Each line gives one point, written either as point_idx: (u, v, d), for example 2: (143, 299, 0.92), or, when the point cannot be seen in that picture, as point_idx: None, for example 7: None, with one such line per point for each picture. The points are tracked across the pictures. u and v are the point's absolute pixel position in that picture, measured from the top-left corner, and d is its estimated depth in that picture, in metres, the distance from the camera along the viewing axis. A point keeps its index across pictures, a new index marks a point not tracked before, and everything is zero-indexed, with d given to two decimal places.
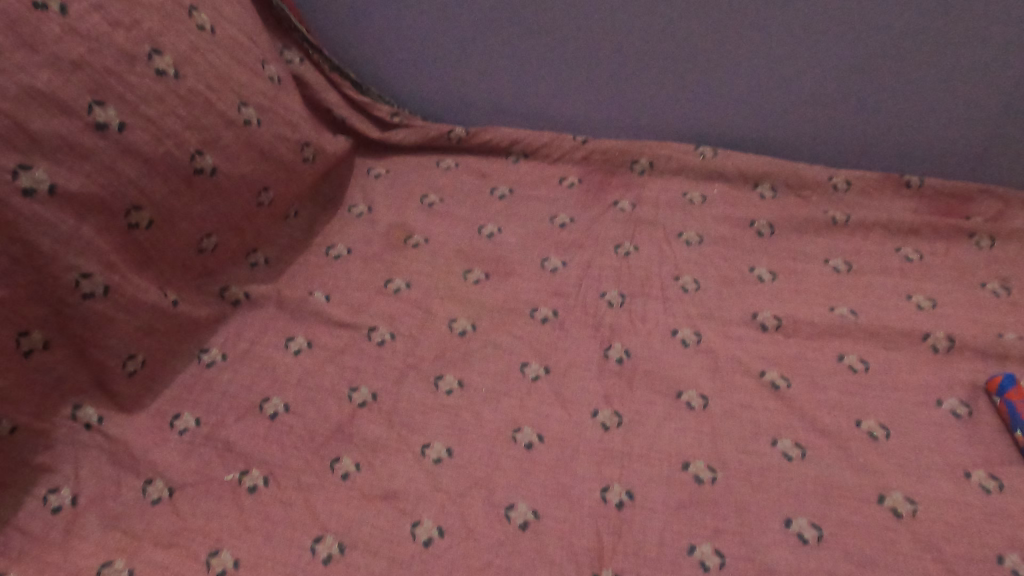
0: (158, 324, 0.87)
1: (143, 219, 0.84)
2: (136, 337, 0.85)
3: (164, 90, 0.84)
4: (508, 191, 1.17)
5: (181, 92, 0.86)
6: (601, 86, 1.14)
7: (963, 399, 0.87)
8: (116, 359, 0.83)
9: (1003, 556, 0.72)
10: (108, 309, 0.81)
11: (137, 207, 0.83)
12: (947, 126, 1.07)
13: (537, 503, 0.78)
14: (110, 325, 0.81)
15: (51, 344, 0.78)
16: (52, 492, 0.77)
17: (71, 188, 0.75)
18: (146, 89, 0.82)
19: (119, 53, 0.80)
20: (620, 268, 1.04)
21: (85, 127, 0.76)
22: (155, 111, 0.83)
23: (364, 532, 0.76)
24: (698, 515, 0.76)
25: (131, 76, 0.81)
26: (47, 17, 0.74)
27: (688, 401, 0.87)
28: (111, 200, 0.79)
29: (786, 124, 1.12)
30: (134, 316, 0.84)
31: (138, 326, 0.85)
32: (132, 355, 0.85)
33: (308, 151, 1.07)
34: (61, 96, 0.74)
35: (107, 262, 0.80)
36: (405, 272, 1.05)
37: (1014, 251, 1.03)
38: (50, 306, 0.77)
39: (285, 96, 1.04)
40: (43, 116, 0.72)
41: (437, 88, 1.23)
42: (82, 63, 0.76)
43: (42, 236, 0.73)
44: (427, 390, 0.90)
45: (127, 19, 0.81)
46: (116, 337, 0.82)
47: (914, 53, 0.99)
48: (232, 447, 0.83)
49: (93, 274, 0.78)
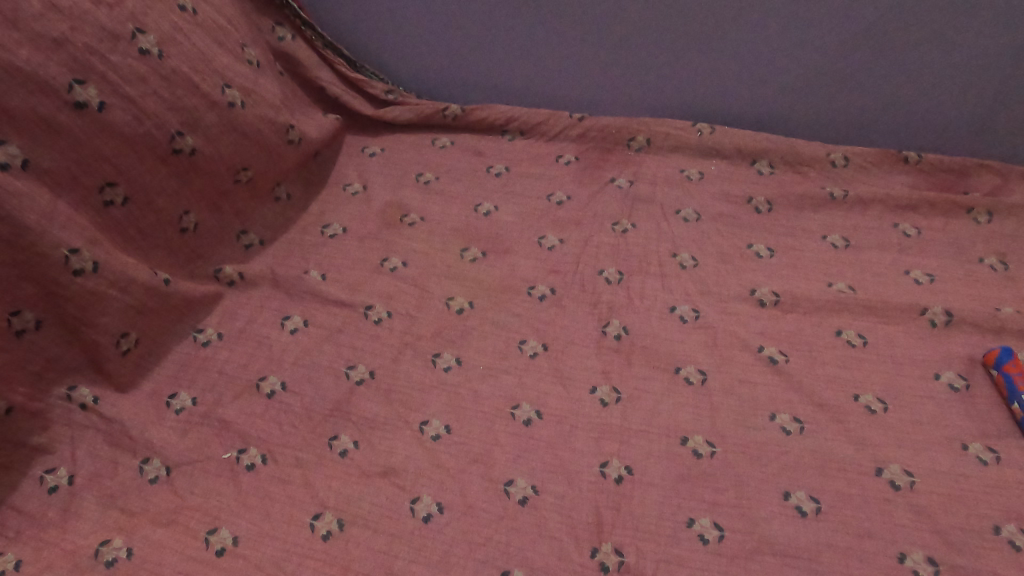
0: (150, 304, 0.86)
1: (117, 196, 0.84)
2: (129, 316, 0.84)
3: (147, 70, 0.83)
4: (504, 169, 1.16)
5: (164, 72, 0.85)
6: (597, 62, 1.12)
7: (960, 372, 0.87)
8: (109, 338, 0.82)
9: (1000, 527, 0.73)
10: (99, 287, 0.79)
11: (111, 184, 0.82)
12: (949, 99, 1.06)
13: (536, 478, 0.78)
14: (102, 303, 0.80)
15: (43, 323, 0.77)
16: (48, 472, 0.77)
17: (45, 163, 0.75)
18: (128, 68, 0.81)
19: (102, 32, 0.79)
20: (617, 245, 1.03)
21: (64, 106, 0.76)
22: (136, 91, 0.82)
23: (363, 509, 0.76)
24: (697, 490, 0.77)
25: (113, 55, 0.80)
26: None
27: (686, 376, 0.87)
28: (86, 176, 0.79)
29: (783, 99, 1.11)
30: (126, 295, 0.83)
31: (130, 305, 0.83)
32: (125, 333, 0.84)
33: (293, 134, 1.06)
34: (41, 73, 0.73)
35: (90, 237, 0.78)
36: (401, 251, 1.04)
37: (1012, 226, 1.02)
38: (40, 286, 0.75)
39: (267, 77, 1.03)
40: (21, 95, 0.72)
41: (431, 64, 1.21)
42: (63, 41, 0.75)
43: (27, 212, 0.72)
44: (425, 368, 0.89)
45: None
46: (109, 315, 0.81)
47: (914, 27, 0.97)
48: (229, 426, 0.83)
49: (80, 249, 0.77)
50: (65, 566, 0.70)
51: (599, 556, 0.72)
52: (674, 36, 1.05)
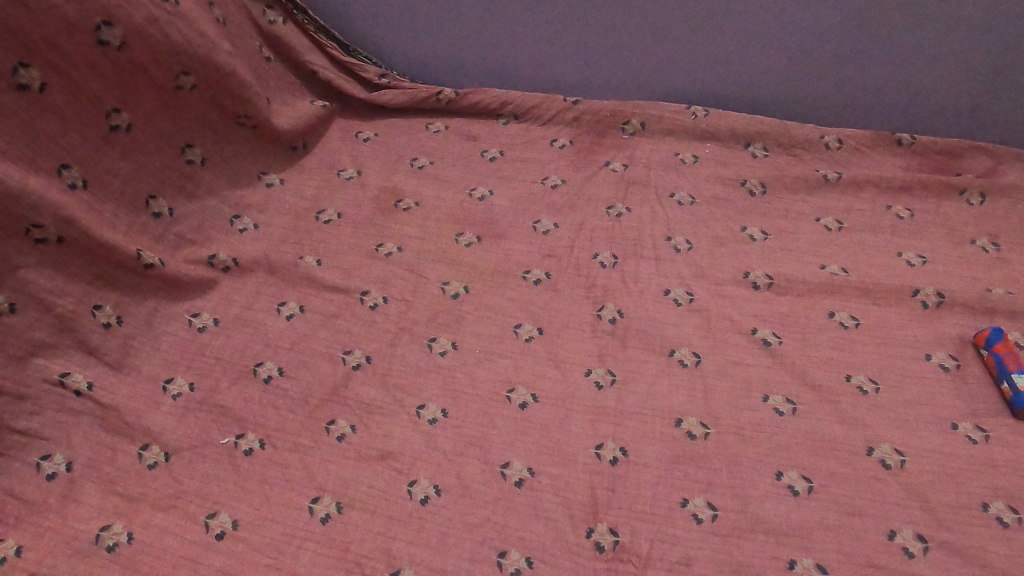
0: (124, 278, 0.87)
1: (76, 176, 0.83)
2: (96, 287, 0.85)
3: (100, 58, 0.83)
4: (499, 153, 1.16)
5: (118, 61, 0.85)
6: (590, 48, 1.12)
7: (951, 352, 0.88)
8: (84, 309, 0.83)
9: (988, 504, 0.74)
10: (62, 256, 0.80)
11: (66, 166, 0.82)
12: (944, 79, 1.05)
13: (533, 461, 0.79)
14: (67, 272, 0.81)
15: (17, 306, 0.77)
16: (45, 459, 0.77)
17: (0, 145, 0.74)
18: (80, 56, 0.81)
19: (62, 25, 0.78)
20: (612, 228, 1.04)
21: (10, 88, 0.75)
22: (80, 76, 0.82)
23: (361, 492, 0.77)
24: (690, 470, 0.78)
25: (66, 45, 0.79)
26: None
27: (681, 358, 0.88)
28: (41, 156, 0.79)
29: (777, 83, 1.12)
30: (91, 264, 0.84)
31: (96, 275, 0.84)
32: (99, 305, 0.85)
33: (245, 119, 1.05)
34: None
35: (61, 216, 0.78)
36: (396, 236, 1.04)
37: (1004, 208, 1.03)
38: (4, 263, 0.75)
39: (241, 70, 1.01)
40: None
41: (424, 50, 1.21)
42: (17, 31, 0.74)
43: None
44: (421, 352, 0.90)
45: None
46: (79, 285, 0.83)
47: (905, 11, 0.97)
48: (227, 412, 0.83)
49: (44, 224, 0.77)
50: (66, 552, 0.70)
51: (595, 536, 0.73)
52: (666, 20, 1.05)
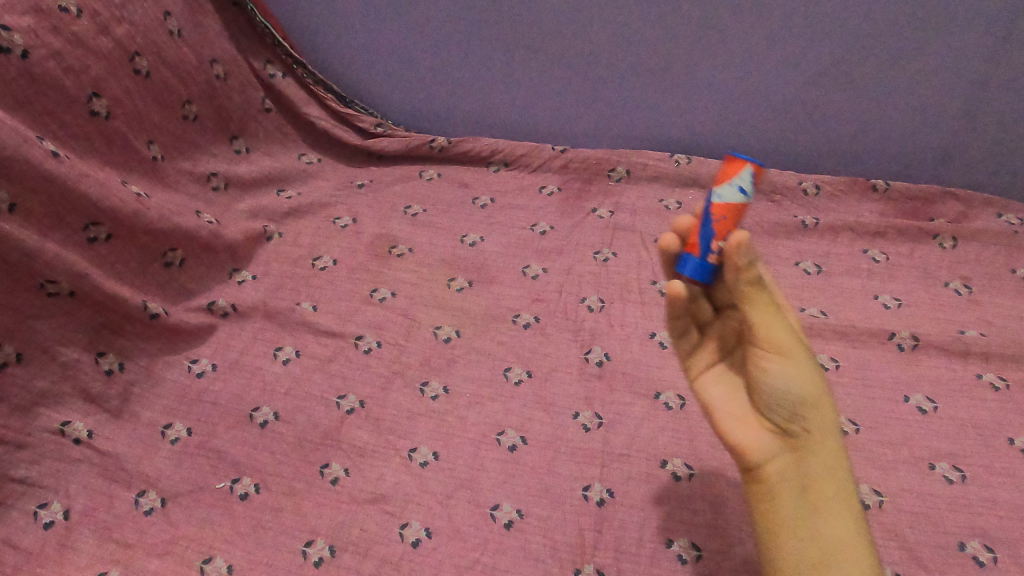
0: (129, 327, 0.90)
1: (101, 233, 0.87)
2: (104, 334, 0.88)
3: (94, 130, 0.87)
4: (490, 200, 1.20)
5: (109, 133, 0.89)
6: (576, 98, 1.17)
7: (929, 395, 0.90)
8: (90, 358, 0.86)
9: (964, 543, 0.76)
10: (71, 309, 0.84)
11: (96, 223, 0.85)
12: (915, 130, 1.10)
13: (521, 503, 0.81)
14: (73, 323, 0.84)
15: (24, 356, 0.79)
16: (41, 507, 0.78)
17: (30, 206, 0.78)
18: (79, 128, 0.85)
19: (62, 96, 0.83)
20: (599, 272, 1.07)
21: (48, 155, 0.78)
22: (82, 150, 0.86)
23: (354, 536, 0.78)
24: (674, 511, 0.79)
25: (67, 116, 0.84)
26: (8, 59, 0.76)
27: (666, 401, 0.90)
28: (72, 216, 0.83)
29: (756, 133, 1.16)
30: (102, 315, 0.87)
31: (106, 324, 0.88)
32: (103, 353, 0.88)
33: (216, 181, 1.10)
34: (24, 130, 0.76)
35: (75, 270, 0.81)
36: (389, 281, 1.07)
37: (976, 251, 1.07)
38: (13, 314, 0.77)
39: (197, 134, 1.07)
40: (17, 141, 0.75)
41: (419, 100, 1.26)
42: (27, 103, 0.79)
43: (10, 249, 0.75)
44: (413, 396, 0.92)
45: (77, 64, 0.84)
46: (84, 336, 0.86)
47: (875, 64, 1.02)
48: (224, 456, 0.85)
49: (58, 280, 0.81)
50: None
51: None
52: (647, 73, 1.10)
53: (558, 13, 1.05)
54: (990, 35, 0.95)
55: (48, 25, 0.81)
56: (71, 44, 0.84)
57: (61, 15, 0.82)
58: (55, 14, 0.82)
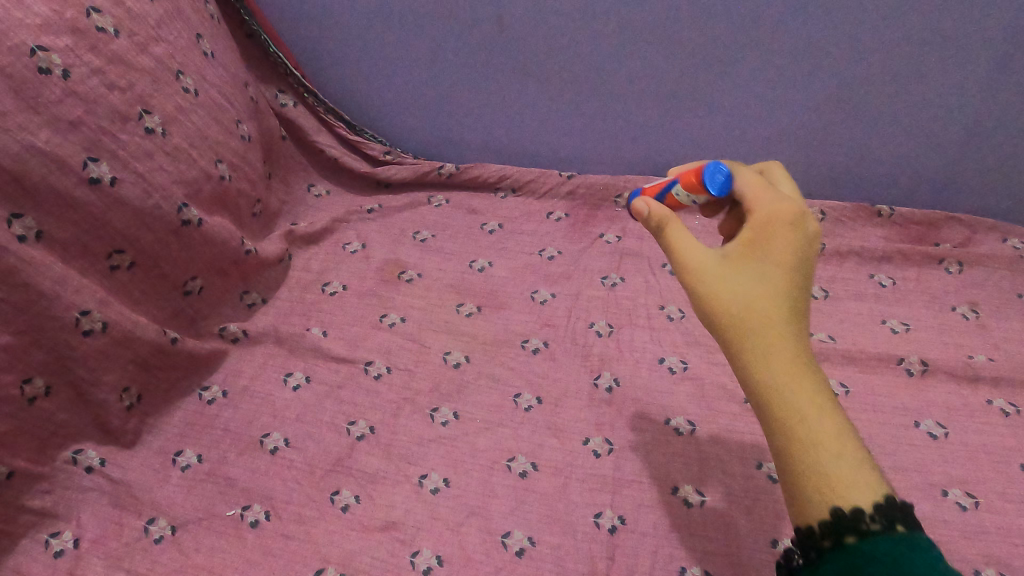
0: (151, 360, 0.89)
1: (124, 261, 0.86)
2: (129, 370, 0.87)
3: (153, 147, 0.87)
4: (498, 226, 1.22)
5: (168, 149, 0.90)
6: (590, 123, 1.18)
7: (939, 420, 0.90)
8: (115, 395, 0.85)
9: (979, 571, 0.76)
10: (105, 345, 0.82)
11: (119, 250, 0.85)
12: (923, 154, 1.11)
13: (533, 530, 0.81)
14: (105, 359, 0.83)
15: (51, 390, 0.79)
16: (53, 536, 0.78)
17: (51, 232, 0.77)
18: (136, 146, 0.85)
19: (113, 114, 0.82)
20: (607, 298, 1.08)
21: (80, 182, 0.78)
22: (145, 167, 0.86)
23: (365, 563, 0.78)
24: (687, 538, 0.79)
25: (124, 134, 0.83)
26: (50, 81, 0.75)
27: (676, 427, 0.90)
28: (94, 243, 0.82)
29: (766, 158, 1.17)
30: (129, 349, 0.85)
31: (132, 360, 0.86)
32: (127, 390, 0.87)
33: (257, 208, 1.12)
34: (59, 153, 0.76)
35: (101, 298, 0.81)
36: (399, 306, 1.08)
37: (982, 276, 1.08)
38: (50, 350, 0.77)
39: (253, 153, 1.09)
40: (38, 170, 0.74)
41: (427, 126, 1.28)
42: (79, 124, 0.78)
43: (38, 277, 0.74)
44: (424, 422, 0.92)
45: (123, 82, 0.84)
46: (114, 372, 0.84)
47: (880, 93, 1.03)
48: (234, 483, 0.85)
49: (91, 311, 0.79)
50: None
51: None
52: (654, 99, 1.11)
53: (563, 41, 1.06)
54: (994, 61, 0.95)
55: (88, 45, 0.80)
56: (112, 63, 0.83)
57: (98, 34, 0.81)
58: (94, 34, 0.81)
